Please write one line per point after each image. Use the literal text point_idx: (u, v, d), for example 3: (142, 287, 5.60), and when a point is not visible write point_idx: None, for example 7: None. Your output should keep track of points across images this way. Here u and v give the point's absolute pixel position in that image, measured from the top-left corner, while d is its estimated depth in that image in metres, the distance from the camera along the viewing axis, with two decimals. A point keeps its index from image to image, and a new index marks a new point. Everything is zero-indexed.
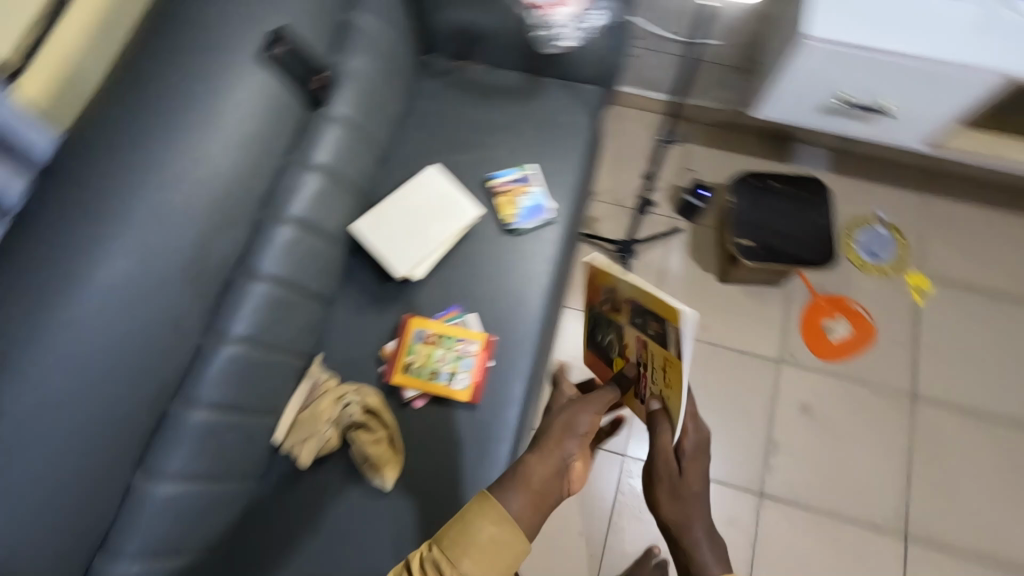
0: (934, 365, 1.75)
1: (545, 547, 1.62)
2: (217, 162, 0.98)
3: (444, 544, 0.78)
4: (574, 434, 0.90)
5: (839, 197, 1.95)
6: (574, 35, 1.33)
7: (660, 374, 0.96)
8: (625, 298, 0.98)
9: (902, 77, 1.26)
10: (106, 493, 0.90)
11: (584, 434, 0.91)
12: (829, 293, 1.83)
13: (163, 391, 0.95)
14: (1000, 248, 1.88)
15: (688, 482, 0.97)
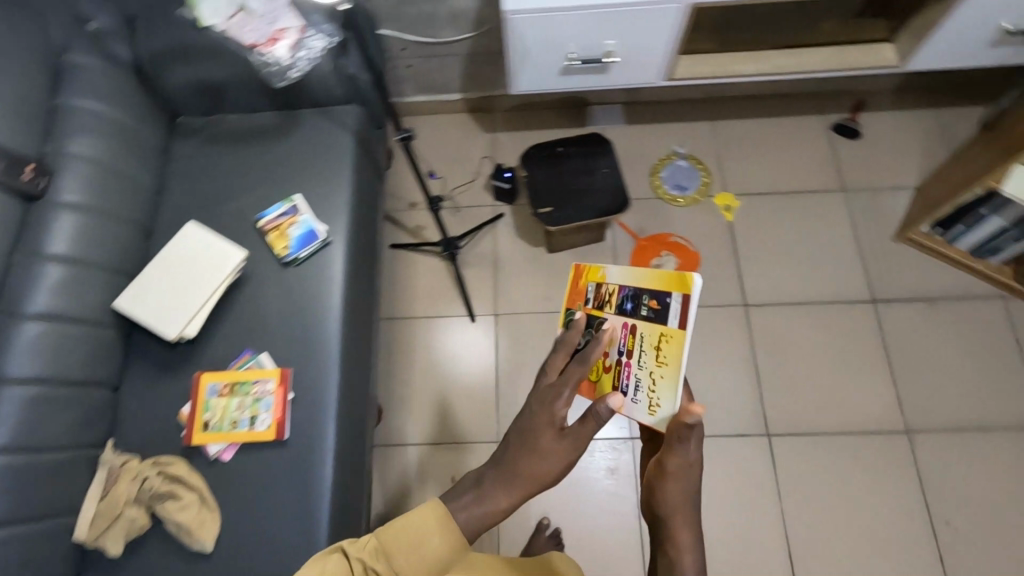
0: (754, 270, 1.88)
1: None
2: None
3: (382, 542, 0.91)
4: (568, 436, 0.95)
5: (637, 145, 2.08)
6: (301, 63, 1.38)
7: (654, 350, 1.01)
8: (613, 290, 1.11)
9: (607, 25, 1.38)
10: None
11: (573, 436, 0.95)
12: (649, 233, 1.95)
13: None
14: (786, 150, 2.05)
15: (688, 475, 0.98)
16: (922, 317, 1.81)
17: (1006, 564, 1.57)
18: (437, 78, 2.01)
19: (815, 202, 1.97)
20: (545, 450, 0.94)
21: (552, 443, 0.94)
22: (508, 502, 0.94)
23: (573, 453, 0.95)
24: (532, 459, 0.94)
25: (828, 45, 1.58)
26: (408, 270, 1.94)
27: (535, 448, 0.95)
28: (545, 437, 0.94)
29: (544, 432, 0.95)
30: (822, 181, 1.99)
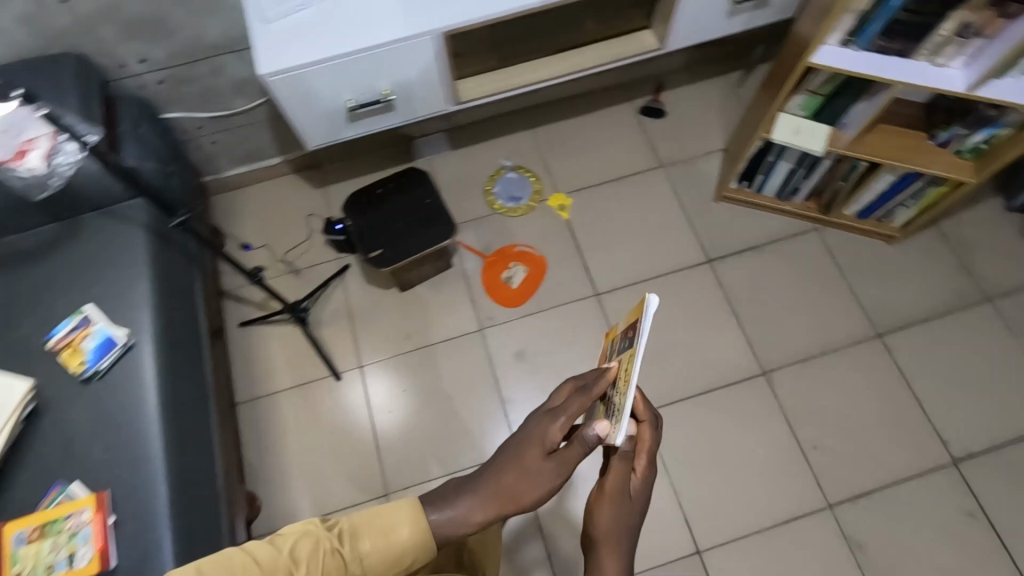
0: (599, 259, 1.96)
1: None
2: None
3: (351, 537, 0.80)
4: (544, 445, 0.95)
5: (467, 166, 2.12)
6: (58, 167, 1.27)
7: (624, 370, 1.03)
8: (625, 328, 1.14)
9: (371, 68, 1.41)
10: None
11: (550, 445, 0.95)
12: (495, 249, 1.98)
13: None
14: (604, 141, 2.16)
15: (614, 504, 1.02)
16: (753, 265, 1.94)
17: (873, 472, 1.69)
18: (249, 147, 1.97)
19: (638, 183, 2.08)
20: (529, 467, 0.92)
21: (538, 461, 0.93)
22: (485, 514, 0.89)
23: (557, 482, 0.94)
24: (524, 474, 0.92)
25: (594, 43, 1.69)
26: (262, 344, 1.87)
27: (527, 467, 0.92)
28: (534, 458, 0.93)
29: (533, 451, 0.94)
30: (641, 162, 2.11)
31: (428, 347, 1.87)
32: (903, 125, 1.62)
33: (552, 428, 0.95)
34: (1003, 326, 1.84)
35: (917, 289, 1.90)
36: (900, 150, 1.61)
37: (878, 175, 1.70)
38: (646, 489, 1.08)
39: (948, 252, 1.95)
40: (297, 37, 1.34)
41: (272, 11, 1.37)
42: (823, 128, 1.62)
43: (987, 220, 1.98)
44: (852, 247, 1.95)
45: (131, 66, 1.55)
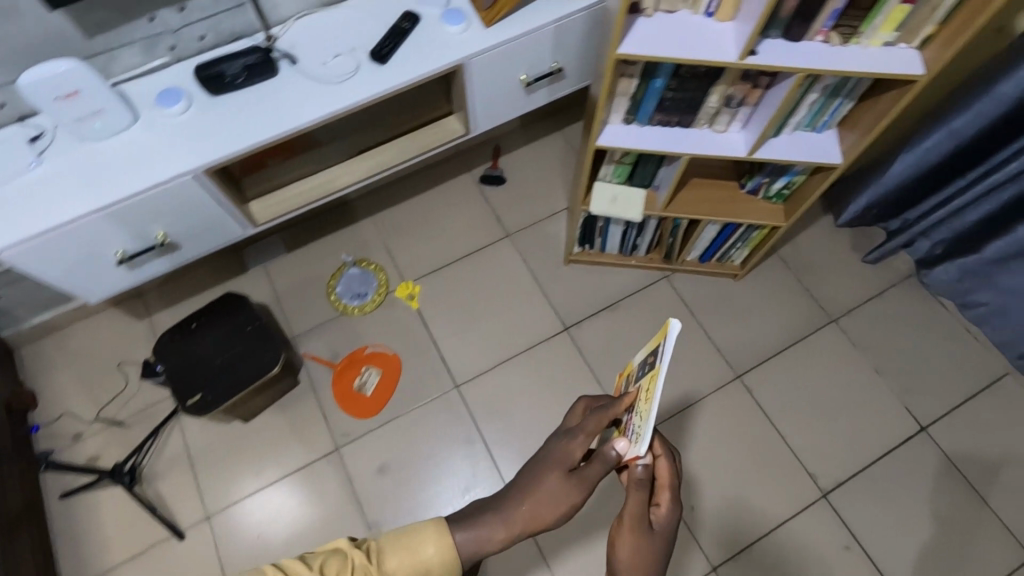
0: (455, 346, 1.88)
1: None
2: None
3: (384, 546, 1.03)
4: (567, 467, 1.11)
5: (307, 267, 2.00)
6: None
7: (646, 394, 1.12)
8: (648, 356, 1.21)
9: (133, 219, 1.29)
10: None
11: (573, 469, 1.11)
12: (344, 355, 1.86)
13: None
14: (448, 216, 2.09)
15: (647, 527, 1.17)
16: (610, 325, 1.92)
17: (750, 523, 1.67)
18: (49, 293, 1.77)
19: (487, 257, 2.02)
20: (553, 483, 1.09)
21: (562, 481, 1.09)
22: (506, 532, 1.07)
23: (576, 503, 1.10)
24: (545, 492, 1.09)
25: (397, 138, 1.60)
26: (91, 515, 1.66)
27: (551, 486, 1.09)
28: (559, 477, 1.10)
29: (559, 468, 1.10)
30: (488, 234, 2.05)
31: (282, 479, 1.71)
32: (713, 178, 1.63)
33: (577, 446, 1.12)
34: (850, 345, 1.89)
35: (769, 322, 1.92)
36: (714, 205, 1.62)
37: (702, 227, 1.71)
38: (667, 524, 1.20)
39: (792, 278, 1.99)
40: (32, 203, 1.20)
41: None
42: (638, 193, 1.61)
43: (822, 240, 2.04)
44: (703, 289, 1.97)
45: None
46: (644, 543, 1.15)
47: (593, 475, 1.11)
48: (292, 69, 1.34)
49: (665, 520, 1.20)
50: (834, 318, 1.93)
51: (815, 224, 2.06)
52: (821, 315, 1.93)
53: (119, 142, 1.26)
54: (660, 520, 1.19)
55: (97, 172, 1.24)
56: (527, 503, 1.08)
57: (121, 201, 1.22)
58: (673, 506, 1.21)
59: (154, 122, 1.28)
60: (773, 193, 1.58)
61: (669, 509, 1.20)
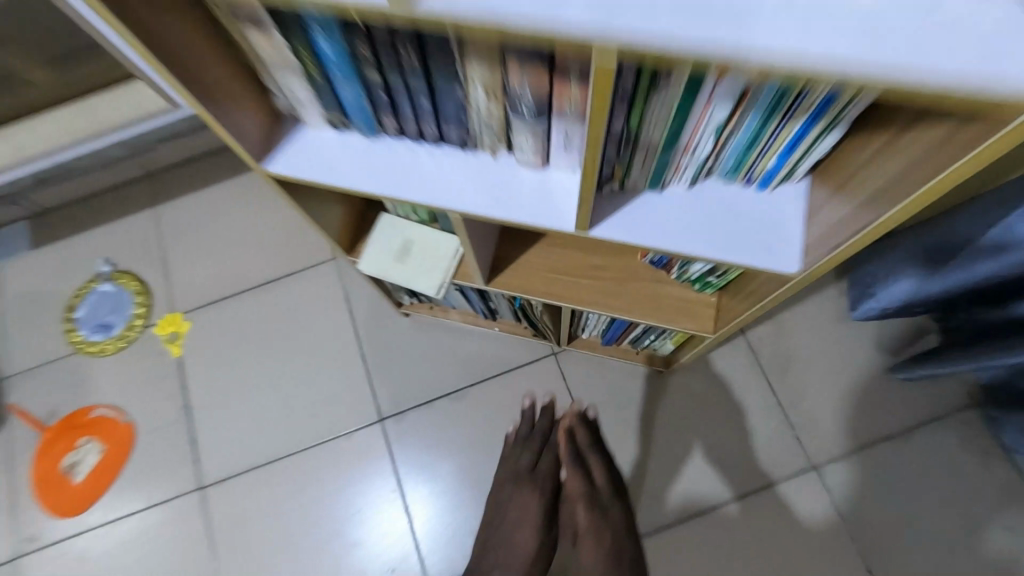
0: (214, 424, 1.27)
1: None
2: None
3: None
4: (532, 488, 1.01)
5: (49, 273, 1.41)
6: None
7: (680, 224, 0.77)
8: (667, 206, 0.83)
9: None
10: None
11: (534, 491, 1.01)
12: (64, 415, 1.30)
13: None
14: (255, 217, 1.40)
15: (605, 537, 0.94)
16: (443, 446, 1.22)
17: None
18: None
19: (295, 289, 1.35)
20: (500, 523, 1.00)
21: (516, 512, 1.00)
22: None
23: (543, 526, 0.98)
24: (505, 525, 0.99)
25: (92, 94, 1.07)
26: None
27: (505, 519, 1.00)
28: (517, 511, 0.99)
29: (520, 499, 1.01)
30: (306, 254, 1.37)
31: None
32: (515, 434, 1.09)
33: (528, 468, 1.03)
34: (832, 519, 1.12)
35: (702, 454, 1.18)
36: (590, 271, 0.88)
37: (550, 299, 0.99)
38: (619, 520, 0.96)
39: (760, 383, 1.21)
40: None
41: None
42: (445, 243, 0.87)
43: (829, 324, 1.23)
44: (605, 385, 1.23)
45: None
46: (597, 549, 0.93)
47: (533, 495, 1.00)
48: None
49: (612, 507, 0.97)
50: (816, 466, 1.15)
51: (823, 296, 1.24)
52: (793, 458, 1.16)
53: None
54: (611, 514, 0.96)
55: None
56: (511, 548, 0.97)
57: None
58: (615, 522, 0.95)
59: None
60: (700, 274, 0.81)
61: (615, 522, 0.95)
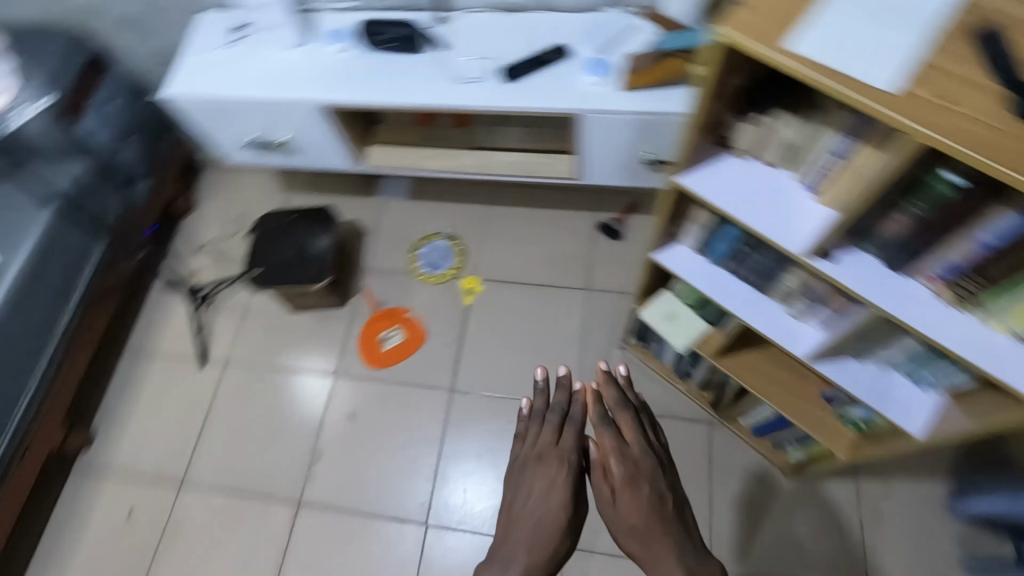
0: (473, 356, 1.91)
1: (94, 570, 1.73)
2: None
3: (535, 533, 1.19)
4: (562, 458, 1.26)
5: (412, 219, 2.17)
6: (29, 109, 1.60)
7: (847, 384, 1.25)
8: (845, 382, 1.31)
9: (263, 114, 1.52)
10: None
11: (563, 459, 1.26)
12: (389, 306, 2.01)
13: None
14: (547, 241, 2.07)
15: (639, 485, 1.22)
16: (506, 443, 1.79)
17: None
18: None
19: (555, 298, 1.97)
20: (525, 499, 1.24)
21: (541, 487, 1.23)
22: (552, 544, 1.18)
23: (570, 485, 1.23)
24: (539, 488, 1.24)
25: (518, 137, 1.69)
26: (162, 314, 2.08)
27: (539, 486, 1.24)
28: (549, 477, 1.24)
29: (547, 469, 1.25)
30: (570, 280, 2.00)
31: (287, 372, 1.96)
32: (527, 429, 1.36)
33: (547, 447, 1.29)
34: None
35: (788, 542, 1.59)
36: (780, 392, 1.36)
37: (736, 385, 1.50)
38: (645, 459, 1.26)
39: (848, 510, 1.60)
40: (210, 72, 1.50)
41: (201, 48, 1.54)
42: (697, 324, 1.40)
43: (923, 504, 1.59)
44: (736, 460, 1.69)
45: None
46: (634, 493, 1.21)
47: (558, 465, 1.25)
48: (437, 51, 1.43)
49: (634, 449, 1.27)
50: None
51: (925, 482, 1.62)
52: None
53: (284, 46, 1.48)
54: (634, 454, 1.26)
55: (253, 70, 1.49)
56: (549, 505, 1.21)
57: (227, 103, 1.49)
58: (644, 459, 1.26)
59: (322, 45, 1.47)
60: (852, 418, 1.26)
61: (644, 460, 1.26)
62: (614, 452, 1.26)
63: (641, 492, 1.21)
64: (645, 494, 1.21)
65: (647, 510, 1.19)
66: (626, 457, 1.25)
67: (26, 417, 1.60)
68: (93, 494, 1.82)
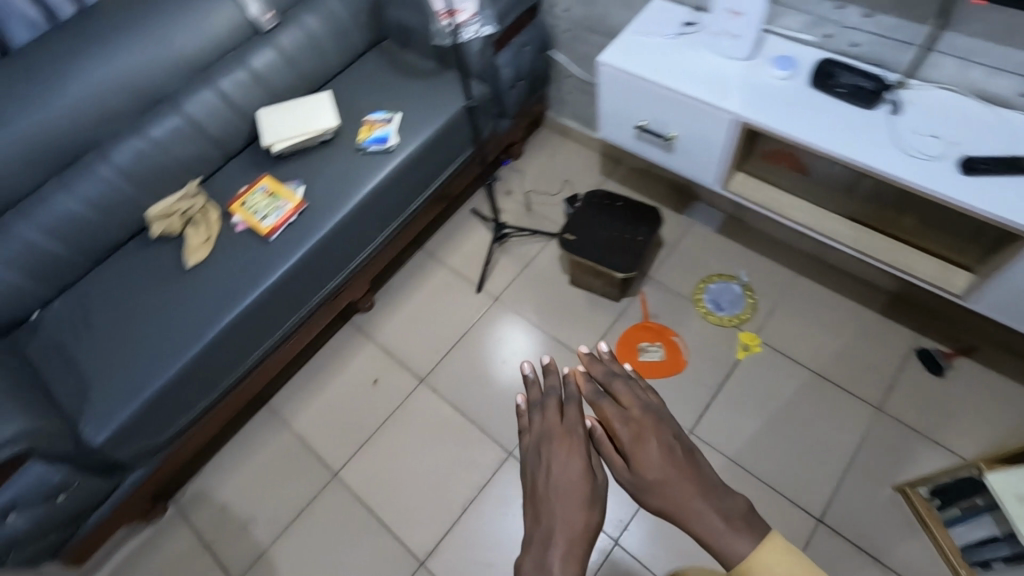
0: (725, 410, 1.81)
1: (333, 410, 1.99)
2: (189, 43, 1.72)
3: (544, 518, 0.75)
4: (575, 436, 0.81)
5: (713, 252, 2.12)
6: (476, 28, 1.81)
7: None
8: None
9: (674, 108, 1.57)
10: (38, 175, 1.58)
11: (575, 438, 0.81)
12: (660, 322, 1.99)
13: (76, 139, 1.61)
14: (850, 338, 1.88)
15: (666, 452, 0.76)
16: None
17: None
18: (584, 111, 2.34)
19: (837, 399, 1.78)
20: (545, 478, 0.78)
21: (557, 467, 0.78)
22: (584, 519, 0.73)
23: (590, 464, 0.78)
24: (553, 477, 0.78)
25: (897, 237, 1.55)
26: (462, 233, 2.31)
27: (554, 478, 0.77)
28: (562, 461, 0.79)
29: (551, 445, 0.81)
30: (862, 388, 1.79)
31: (543, 333, 2.05)
32: (529, 422, 0.89)
33: (557, 430, 0.83)
34: None
35: None
36: None
37: None
38: (669, 432, 0.79)
39: None
40: (648, 54, 1.59)
41: (646, 30, 1.63)
42: None
43: None
44: None
45: (558, 9, 2.02)
46: (660, 459, 0.75)
47: (574, 437, 0.82)
48: (887, 115, 1.36)
49: (650, 408, 0.85)
50: None
51: None
52: None
53: (729, 57, 1.52)
54: (638, 411, 0.82)
55: (688, 66, 1.55)
56: (563, 504, 0.74)
57: (650, 86, 1.56)
58: (660, 429, 0.78)
59: (766, 68, 1.48)
60: None
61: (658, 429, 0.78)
62: (626, 416, 0.82)
63: (671, 457, 0.75)
64: (681, 462, 0.75)
65: (686, 487, 0.72)
66: (634, 415, 0.82)
67: (356, 267, 1.88)
68: (356, 350, 2.09)
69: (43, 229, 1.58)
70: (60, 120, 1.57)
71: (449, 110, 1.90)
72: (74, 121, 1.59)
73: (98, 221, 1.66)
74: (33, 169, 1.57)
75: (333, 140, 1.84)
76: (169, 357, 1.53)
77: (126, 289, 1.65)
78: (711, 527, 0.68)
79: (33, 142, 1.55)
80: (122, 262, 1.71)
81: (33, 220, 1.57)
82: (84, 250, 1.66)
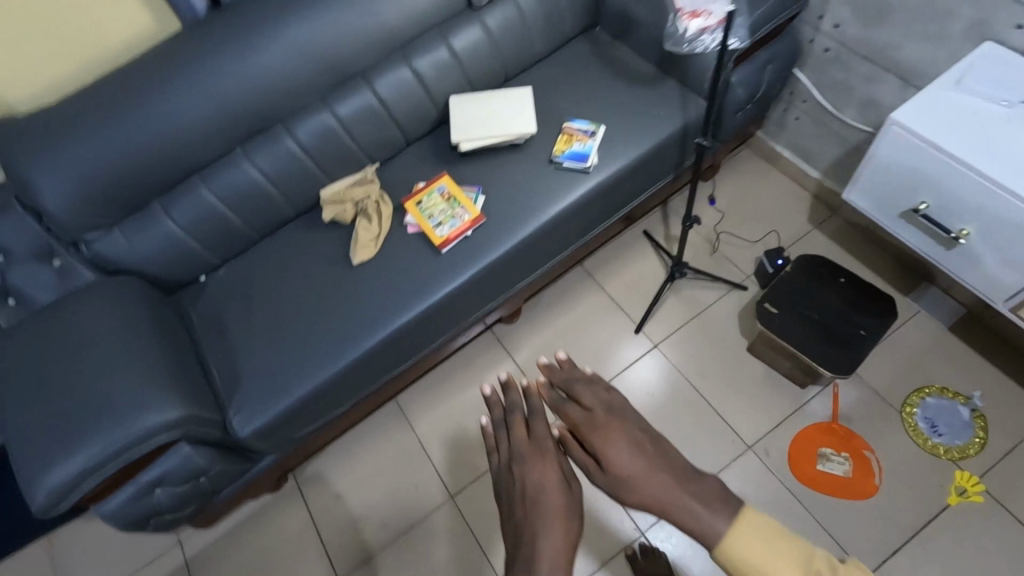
0: (917, 564, 1.48)
1: (459, 424, 1.88)
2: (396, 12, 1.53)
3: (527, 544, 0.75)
4: (541, 450, 0.82)
5: (938, 356, 1.72)
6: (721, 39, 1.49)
7: None
8: None
9: (987, 203, 1.17)
10: (225, 139, 1.49)
11: (542, 454, 0.81)
12: (851, 429, 1.66)
13: (268, 109, 1.49)
14: None
15: (631, 446, 0.78)
16: None
17: None
18: (809, 144, 1.94)
19: None
20: (519, 497, 0.78)
21: (532, 488, 0.77)
22: (566, 531, 0.73)
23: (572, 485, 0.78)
24: (525, 497, 0.77)
25: None
26: (628, 257, 2.05)
27: (534, 499, 0.76)
28: (539, 479, 0.78)
29: (526, 465, 0.81)
30: None
31: (702, 402, 1.78)
32: (494, 444, 0.87)
33: (527, 451, 0.82)
34: None
35: None
36: None
37: None
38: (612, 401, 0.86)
39: None
40: (966, 125, 1.20)
41: (971, 91, 1.23)
42: None
43: None
44: None
45: (823, 23, 1.61)
46: (631, 454, 0.77)
47: (545, 459, 0.81)
48: None
49: (606, 397, 0.86)
50: None
51: None
52: None
53: None
54: (602, 403, 0.84)
55: None
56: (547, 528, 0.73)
57: (965, 169, 1.16)
58: (618, 418, 0.82)
59: None
60: None
61: (616, 419, 0.82)
62: (593, 416, 0.83)
63: (644, 453, 0.78)
64: (650, 456, 0.78)
65: (666, 488, 0.75)
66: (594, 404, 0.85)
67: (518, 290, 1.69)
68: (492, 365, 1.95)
69: (223, 195, 1.52)
70: (257, 83, 1.45)
71: (662, 130, 1.60)
72: (269, 86, 1.46)
73: (275, 193, 1.57)
74: (224, 132, 1.48)
75: (523, 144, 1.62)
76: (321, 359, 1.45)
77: (289, 271, 1.57)
78: (698, 518, 0.74)
79: (231, 105, 1.45)
80: (289, 239, 1.63)
81: (216, 185, 1.51)
82: (256, 220, 1.59)
